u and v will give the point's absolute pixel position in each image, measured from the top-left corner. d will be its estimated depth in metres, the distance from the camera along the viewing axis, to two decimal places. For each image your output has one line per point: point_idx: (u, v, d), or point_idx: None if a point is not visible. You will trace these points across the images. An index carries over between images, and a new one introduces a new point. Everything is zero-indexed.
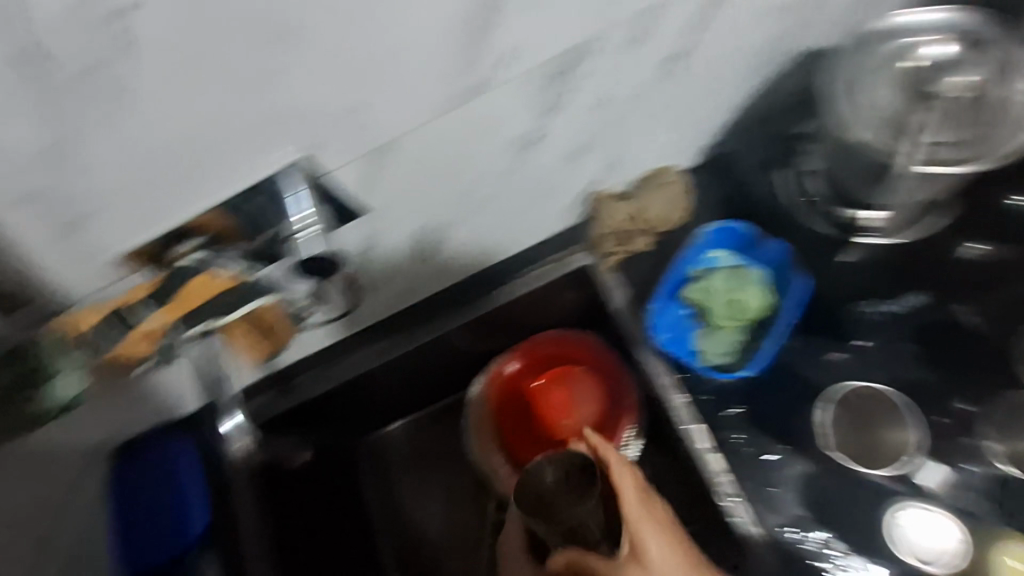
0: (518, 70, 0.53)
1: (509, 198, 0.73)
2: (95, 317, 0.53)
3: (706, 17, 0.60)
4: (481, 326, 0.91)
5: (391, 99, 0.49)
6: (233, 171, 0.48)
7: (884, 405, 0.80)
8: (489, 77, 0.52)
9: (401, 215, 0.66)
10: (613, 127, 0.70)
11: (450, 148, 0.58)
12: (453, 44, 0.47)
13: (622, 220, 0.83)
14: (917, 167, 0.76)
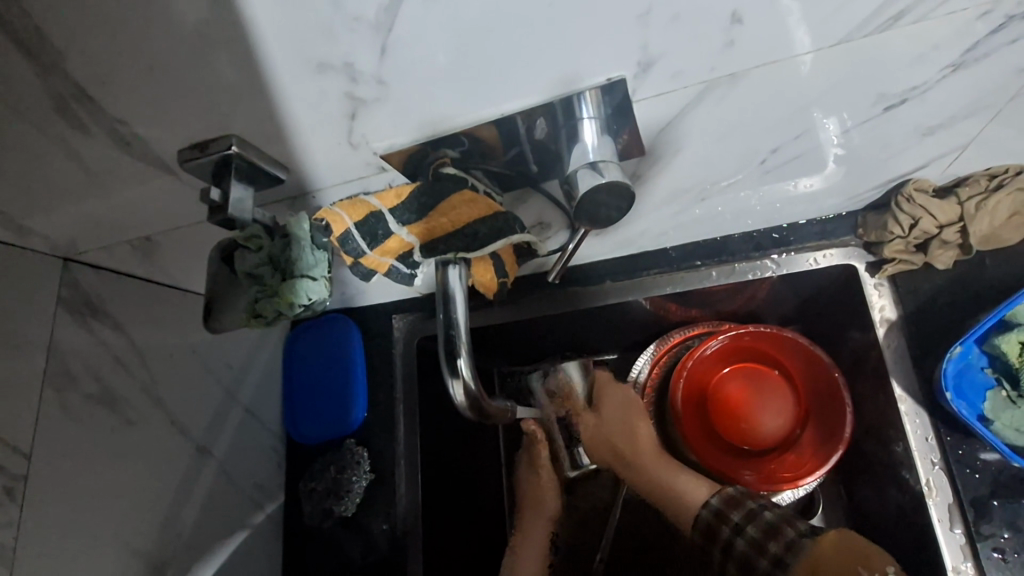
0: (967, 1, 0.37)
1: (810, 165, 0.57)
2: (355, 214, 0.48)
3: None
4: (683, 300, 0.75)
5: (778, 9, 0.36)
6: (548, 75, 0.38)
7: None
8: (922, 3, 0.37)
9: (680, 163, 0.53)
10: (997, 109, 0.51)
11: (796, 91, 0.44)
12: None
13: (932, 224, 0.62)
14: None
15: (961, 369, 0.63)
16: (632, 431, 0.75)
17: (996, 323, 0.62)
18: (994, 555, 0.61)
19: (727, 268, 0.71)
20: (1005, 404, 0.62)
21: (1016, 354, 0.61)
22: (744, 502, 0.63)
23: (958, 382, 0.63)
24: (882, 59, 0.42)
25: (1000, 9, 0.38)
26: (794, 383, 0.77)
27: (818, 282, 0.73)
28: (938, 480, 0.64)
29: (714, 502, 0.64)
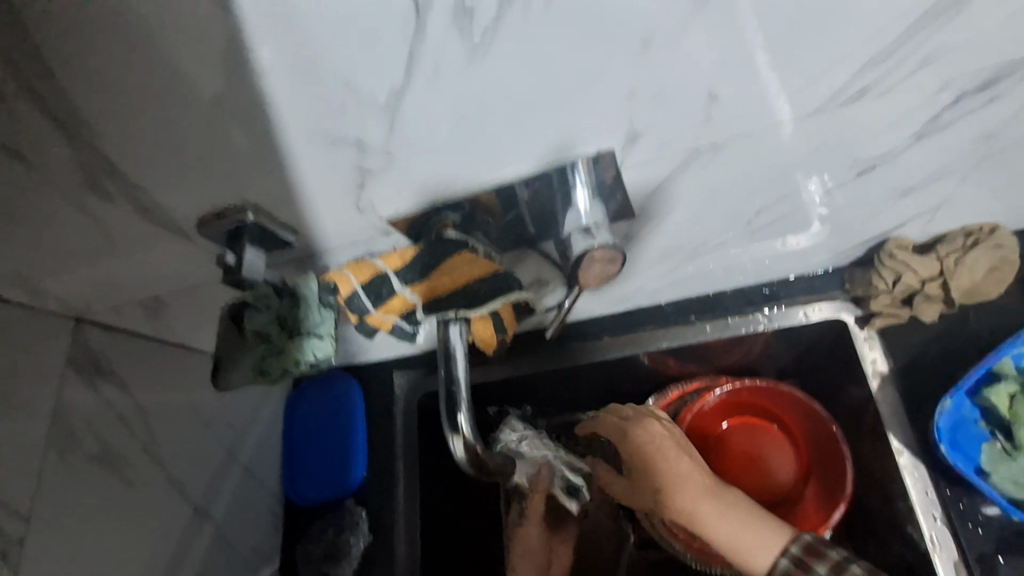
0: (922, 80, 0.40)
1: (795, 224, 0.60)
2: (362, 275, 0.50)
3: None
4: (681, 354, 0.76)
5: (751, 88, 0.39)
6: (543, 145, 0.41)
7: None
8: (879, 82, 0.40)
9: (671, 223, 0.56)
10: (968, 170, 0.53)
11: (775, 158, 0.48)
12: (869, 27, 0.35)
13: (915, 279, 0.64)
14: None
15: (956, 422, 0.64)
16: (680, 458, 0.67)
17: (984, 376, 0.63)
18: None
19: (721, 322, 0.73)
20: (1002, 458, 0.62)
21: (1007, 407, 0.62)
22: (825, 553, 0.58)
23: (953, 435, 0.63)
24: (850, 130, 0.45)
25: (955, 85, 0.41)
26: (796, 437, 0.78)
27: (810, 334, 0.74)
28: (942, 534, 0.63)
29: (794, 549, 0.59)
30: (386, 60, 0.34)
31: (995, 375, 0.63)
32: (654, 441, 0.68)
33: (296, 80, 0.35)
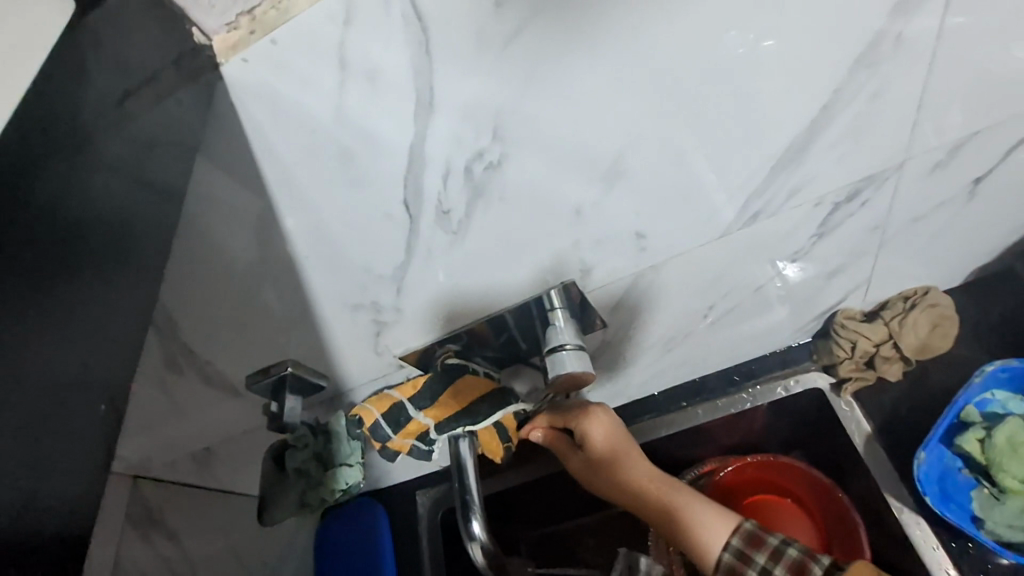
0: (803, 200, 0.49)
1: (749, 312, 0.68)
2: (382, 407, 0.58)
3: (1019, 151, 0.52)
4: (681, 440, 0.83)
5: (674, 232, 0.49)
6: (518, 293, 0.51)
7: None
8: (768, 206, 0.49)
9: (637, 327, 0.65)
10: (878, 250, 0.63)
11: (711, 267, 0.57)
12: (751, 183, 0.46)
13: (869, 344, 0.72)
14: None
15: (941, 473, 0.68)
16: (626, 438, 0.60)
17: (951, 425, 0.69)
18: None
19: (709, 405, 0.80)
20: (992, 503, 0.65)
21: (980, 451, 0.66)
22: (763, 541, 0.54)
23: (939, 484, 0.67)
24: (763, 240, 0.54)
25: (828, 199, 0.50)
26: (809, 507, 0.81)
27: (795, 407, 0.80)
28: None
29: (734, 541, 0.54)
30: (389, 247, 0.45)
31: (959, 423, 0.69)
32: (601, 424, 0.61)
33: (325, 266, 0.47)
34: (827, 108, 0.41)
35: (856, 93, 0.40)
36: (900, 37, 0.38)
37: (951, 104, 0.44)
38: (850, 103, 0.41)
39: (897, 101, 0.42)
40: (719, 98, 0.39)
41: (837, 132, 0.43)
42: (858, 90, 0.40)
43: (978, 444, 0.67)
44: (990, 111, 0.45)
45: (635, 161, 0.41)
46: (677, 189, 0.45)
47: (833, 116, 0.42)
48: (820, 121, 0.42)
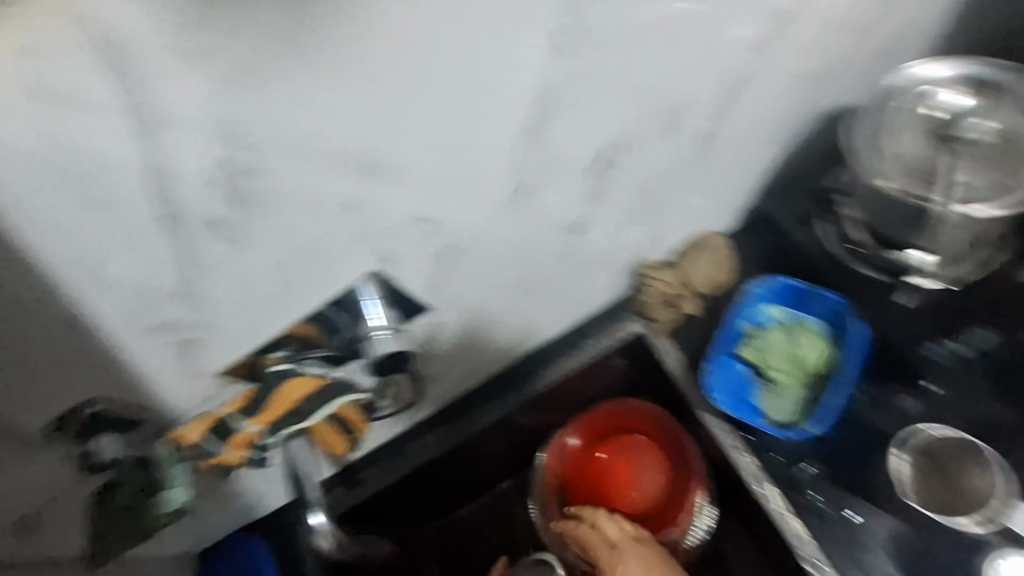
0: (563, 169, 0.57)
1: (560, 277, 0.75)
2: (208, 425, 0.61)
3: (728, 104, 0.62)
4: (539, 402, 0.92)
5: (453, 209, 0.55)
6: (320, 287, 0.54)
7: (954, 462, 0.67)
8: (535, 178, 0.56)
9: (459, 307, 0.69)
10: (653, 205, 0.72)
11: (507, 241, 0.62)
12: (506, 159, 0.52)
13: (667, 288, 0.82)
14: (943, 211, 0.64)
15: (733, 380, 0.77)
16: (624, 530, 0.83)
17: (734, 338, 0.78)
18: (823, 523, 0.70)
19: (554, 367, 0.90)
20: (769, 396, 0.76)
21: (757, 357, 0.76)
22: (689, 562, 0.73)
23: (726, 389, 0.76)
24: (543, 209, 0.61)
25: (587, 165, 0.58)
26: (653, 435, 0.93)
27: (629, 357, 0.88)
28: (756, 472, 0.73)
29: None
30: (159, 272, 0.45)
31: (740, 336, 0.78)
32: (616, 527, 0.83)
33: (119, 301, 0.45)
34: (550, 88, 0.48)
35: (558, 67, 0.46)
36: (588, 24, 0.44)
37: (650, 74, 0.52)
38: (565, 82, 0.48)
39: (602, 78, 0.49)
40: (446, 90, 0.43)
41: (567, 108, 0.50)
42: (563, 67, 0.46)
43: (754, 350, 0.76)
44: (686, 76, 0.55)
45: (386, 152, 0.45)
46: (437, 171, 0.50)
47: (552, 96, 0.48)
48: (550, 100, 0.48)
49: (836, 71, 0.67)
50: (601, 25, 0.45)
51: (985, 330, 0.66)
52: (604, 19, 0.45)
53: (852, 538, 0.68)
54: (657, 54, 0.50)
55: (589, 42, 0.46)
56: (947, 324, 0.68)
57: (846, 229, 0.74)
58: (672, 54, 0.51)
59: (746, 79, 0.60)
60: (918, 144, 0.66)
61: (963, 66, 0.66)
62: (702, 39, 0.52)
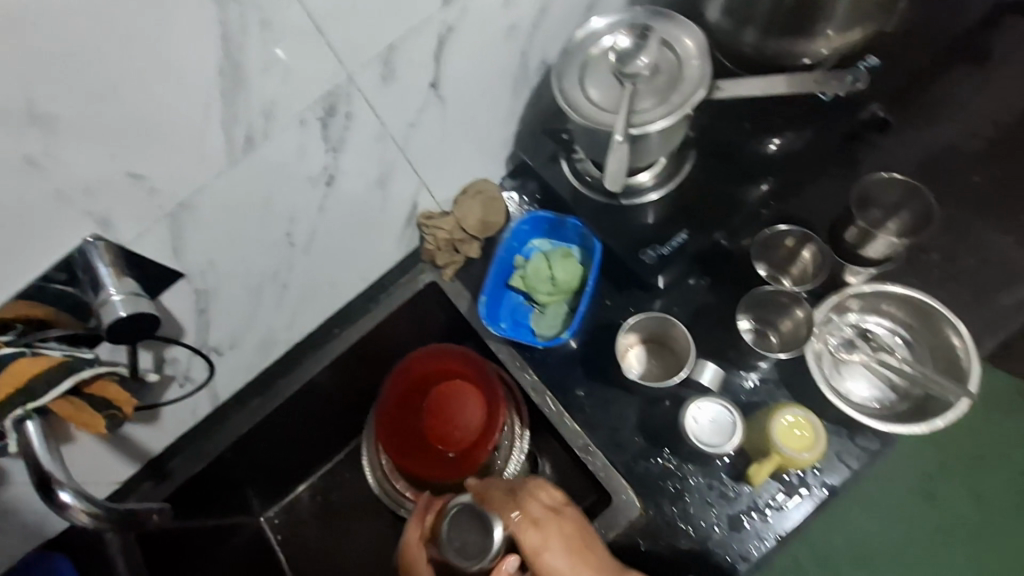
0: (280, 120, 0.60)
1: (331, 233, 0.78)
2: None
3: (442, 53, 0.67)
4: (349, 361, 0.96)
5: (167, 165, 0.56)
6: (34, 255, 0.54)
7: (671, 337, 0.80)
8: (254, 129, 0.59)
9: (223, 271, 0.71)
10: (405, 155, 0.77)
11: (249, 196, 0.65)
12: (211, 109, 0.55)
13: (444, 235, 0.88)
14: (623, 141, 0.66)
15: (509, 309, 0.86)
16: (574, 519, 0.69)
17: (505, 271, 0.86)
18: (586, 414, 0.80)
19: (355, 325, 0.94)
20: (540, 317, 0.85)
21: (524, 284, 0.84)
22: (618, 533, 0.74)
23: (500, 316, 0.85)
24: (278, 163, 0.64)
25: (309, 115, 0.62)
26: (463, 373, 1.00)
27: (425, 303, 0.95)
28: (536, 382, 0.82)
29: None
30: None
31: (511, 269, 0.87)
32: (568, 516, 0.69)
33: None
34: (225, 36, 0.50)
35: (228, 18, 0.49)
36: None
37: (342, 25, 0.57)
38: (240, 31, 0.51)
39: (289, 30, 0.54)
40: (113, 38, 0.45)
41: (257, 57, 0.54)
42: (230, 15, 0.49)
43: (521, 280, 0.85)
44: (382, 26, 0.60)
45: (58, 104, 0.46)
46: (133, 122, 0.51)
47: (240, 46, 0.52)
48: (231, 49, 0.52)
49: (544, 16, 0.74)
50: None
51: (687, 236, 0.78)
52: None
53: (610, 423, 0.79)
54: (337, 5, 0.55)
55: None
56: (660, 232, 0.78)
57: (578, 164, 0.83)
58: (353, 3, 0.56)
59: (449, 29, 0.65)
60: (602, 84, 0.69)
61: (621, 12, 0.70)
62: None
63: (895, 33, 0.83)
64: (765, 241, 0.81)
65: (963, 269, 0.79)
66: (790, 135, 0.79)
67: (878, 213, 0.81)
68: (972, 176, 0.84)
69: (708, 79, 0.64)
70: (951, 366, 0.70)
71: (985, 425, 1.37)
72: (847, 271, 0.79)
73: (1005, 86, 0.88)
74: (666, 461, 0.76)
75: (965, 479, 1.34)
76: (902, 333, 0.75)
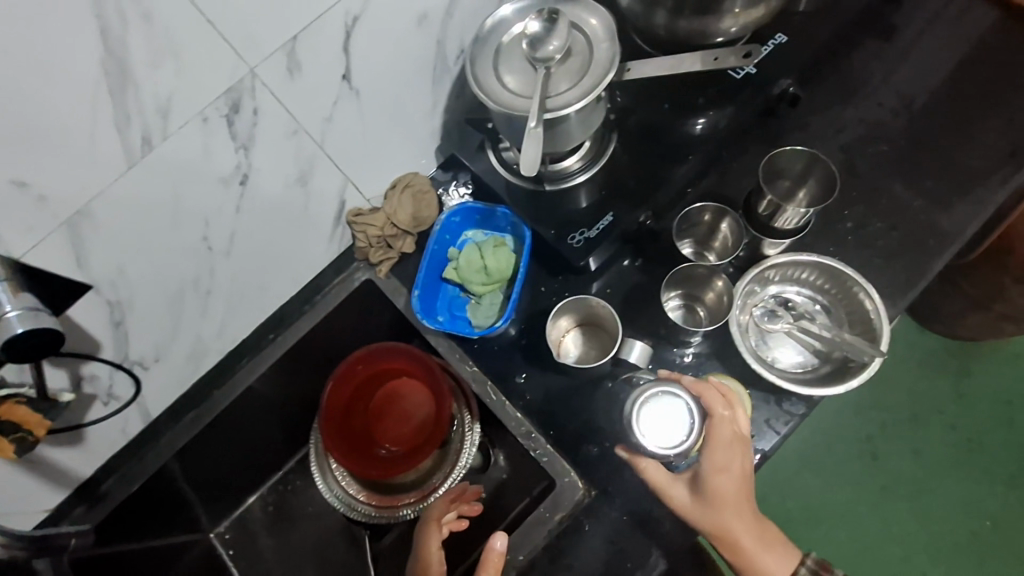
0: (177, 120, 0.58)
1: (253, 236, 0.76)
2: None
3: (350, 45, 0.66)
4: (289, 365, 0.94)
5: (57, 172, 0.54)
6: None
7: (601, 317, 0.81)
8: (151, 130, 0.57)
9: (136, 280, 0.68)
10: (324, 151, 0.75)
11: (154, 200, 0.62)
12: (99, 111, 0.52)
13: (375, 232, 0.87)
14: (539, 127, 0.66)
15: (445, 301, 0.87)
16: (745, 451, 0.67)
17: (439, 265, 0.87)
18: (526, 401, 0.80)
19: (291, 330, 0.92)
20: (476, 306, 0.85)
21: (459, 276, 0.84)
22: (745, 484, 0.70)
23: (435, 309, 0.85)
24: (183, 165, 0.62)
25: (211, 112, 0.60)
26: (407, 369, 0.99)
27: (363, 301, 0.94)
28: (476, 375, 0.81)
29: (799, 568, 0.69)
30: None
31: (445, 262, 0.87)
32: (729, 438, 0.66)
33: None
34: (101, 31, 0.48)
35: (104, 13, 0.48)
36: None
37: (232, 17, 0.55)
38: (117, 25, 0.49)
39: (176, 24, 0.52)
40: None
41: (142, 52, 0.52)
42: (105, 10, 0.48)
43: (455, 271, 0.85)
44: (280, 20, 0.58)
45: None
46: (10, 124, 0.49)
47: (121, 42, 0.50)
48: (112, 45, 0.50)
49: (453, 3, 0.73)
50: None
51: (614, 217, 0.78)
52: None
53: (550, 406, 0.79)
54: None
55: None
56: (586, 216, 0.79)
57: (505, 153, 0.83)
58: None
59: (353, 19, 0.64)
60: (515, 70, 0.69)
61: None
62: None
63: (802, 9, 0.85)
64: (684, 220, 0.83)
65: (876, 235, 0.83)
66: (714, 112, 0.81)
67: (789, 183, 0.85)
68: (881, 146, 0.87)
69: (616, 60, 0.65)
70: (866, 327, 0.73)
71: (917, 380, 1.45)
72: (765, 245, 0.80)
73: (907, 57, 0.92)
74: (606, 441, 0.77)
75: (906, 436, 1.41)
76: (820, 299, 0.78)
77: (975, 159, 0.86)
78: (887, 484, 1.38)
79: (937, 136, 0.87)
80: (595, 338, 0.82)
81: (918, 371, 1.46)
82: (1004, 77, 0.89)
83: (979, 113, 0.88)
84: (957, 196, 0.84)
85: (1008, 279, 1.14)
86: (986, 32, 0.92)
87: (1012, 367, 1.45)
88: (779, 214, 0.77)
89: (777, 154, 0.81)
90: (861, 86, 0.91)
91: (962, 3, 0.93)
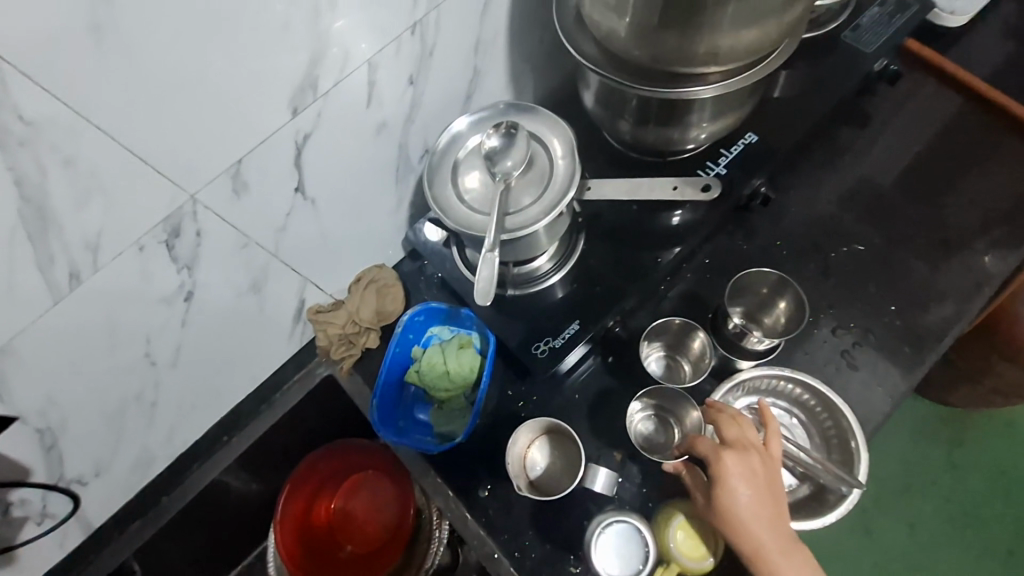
0: (108, 253, 0.55)
1: (202, 345, 0.73)
2: None
3: (301, 160, 0.64)
4: (245, 464, 0.89)
5: None
6: None
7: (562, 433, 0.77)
8: (79, 265, 0.54)
9: (69, 404, 0.64)
10: (278, 259, 0.72)
11: (86, 327, 0.59)
12: (18, 252, 0.50)
13: (336, 330, 0.83)
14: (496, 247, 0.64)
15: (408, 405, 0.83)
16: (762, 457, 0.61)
17: (401, 366, 0.82)
18: (488, 519, 0.75)
19: (247, 429, 0.87)
20: (439, 412, 0.81)
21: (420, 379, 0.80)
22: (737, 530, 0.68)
23: (396, 414, 0.81)
24: (117, 291, 0.59)
25: (148, 240, 0.57)
26: (370, 462, 0.95)
27: (324, 397, 0.89)
28: (439, 486, 0.78)
29: None
30: None
31: (409, 362, 0.83)
32: (736, 443, 0.62)
33: None
34: (15, 180, 0.46)
35: (19, 164, 0.46)
36: (26, 117, 0.44)
37: (165, 151, 0.53)
38: (35, 174, 0.47)
39: (103, 163, 0.50)
40: None
41: (64, 195, 0.49)
42: (20, 161, 0.46)
43: (416, 373, 0.81)
44: (219, 148, 0.56)
45: None
46: None
47: (40, 186, 0.48)
48: (28, 192, 0.47)
49: (414, 110, 0.72)
50: (47, 115, 0.45)
51: (580, 325, 0.75)
52: (48, 109, 0.45)
53: (514, 524, 0.74)
54: (161, 135, 0.52)
55: (47, 132, 0.46)
56: (552, 323, 0.76)
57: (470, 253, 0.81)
58: (178, 130, 0.52)
59: (304, 136, 0.62)
60: (473, 185, 0.68)
61: (486, 109, 0.69)
62: (209, 112, 0.53)
63: (775, 105, 0.84)
64: (655, 328, 0.80)
65: (853, 339, 0.79)
66: (690, 206, 0.79)
67: (765, 290, 0.82)
68: (857, 242, 0.85)
69: (576, 179, 0.63)
70: (845, 453, 0.70)
71: (912, 451, 1.41)
72: (736, 361, 0.78)
73: (883, 148, 0.91)
74: (575, 567, 0.72)
75: (898, 512, 1.36)
76: (798, 414, 0.75)
77: (954, 257, 0.83)
78: (883, 565, 1.32)
79: (915, 233, 0.85)
80: (562, 456, 0.77)
81: (910, 443, 1.42)
82: (982, 171, 0.88)
83: (957, 208, 0.86)
84: (937, 297, 0.81)
85: (997, 360, 1.11)
86: (962, 125, 0.91)
87: (1005, 440, 1.41)
88: (751, 336, 0.76)
89: (743, 275, 0.79)
90: (835, 177, 0.90)
91: (937, 94, 0.93)
